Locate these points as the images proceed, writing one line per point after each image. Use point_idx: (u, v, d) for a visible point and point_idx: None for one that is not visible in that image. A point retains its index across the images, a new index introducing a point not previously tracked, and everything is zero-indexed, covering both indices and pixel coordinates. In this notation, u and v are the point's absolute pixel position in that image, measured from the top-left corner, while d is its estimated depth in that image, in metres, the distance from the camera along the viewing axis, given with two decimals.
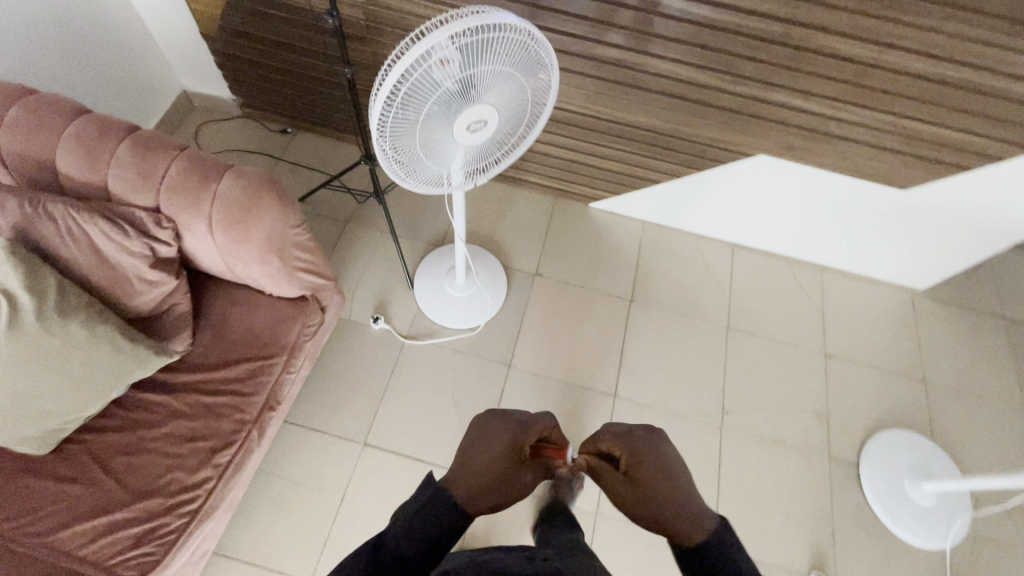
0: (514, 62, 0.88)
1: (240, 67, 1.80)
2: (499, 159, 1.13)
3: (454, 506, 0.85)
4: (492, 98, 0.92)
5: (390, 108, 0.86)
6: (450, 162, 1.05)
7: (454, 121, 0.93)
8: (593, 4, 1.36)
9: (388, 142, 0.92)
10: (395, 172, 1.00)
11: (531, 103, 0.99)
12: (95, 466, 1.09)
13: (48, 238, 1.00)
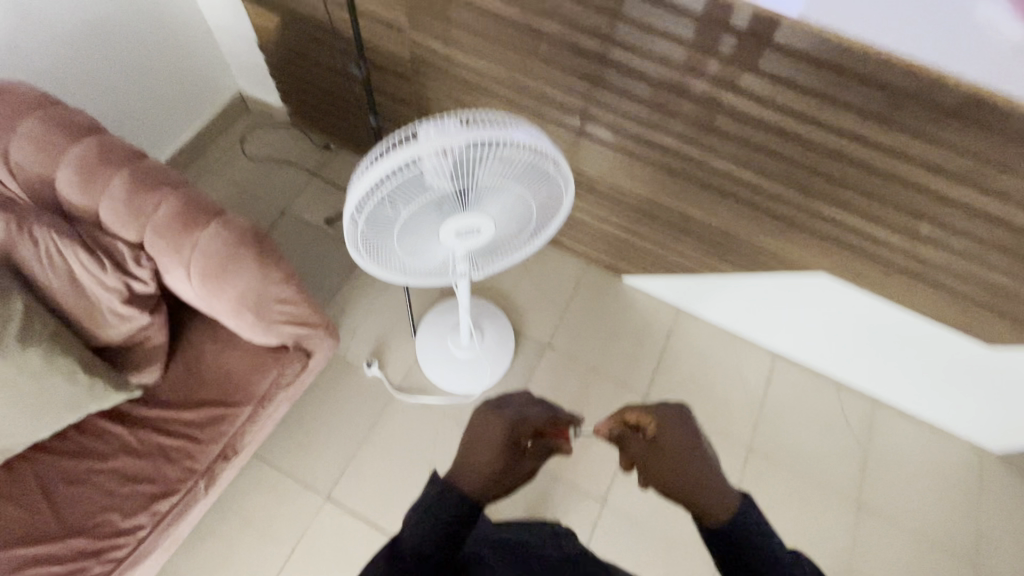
0: (523, 175, 0.77)
1: (292, 82, 1.78)
2: (498, 256, 1.00)
3: (463, 502, 0.73)
4: (492, 206, 0.81)
5: (369, 202, 0.74)
6: (439, 257, 0.94)
7: (445, 223, 0.82)
8: (652, 89, 1.19)
9: (366, 234, 0.81)
10: (373, 262, 0.89)
11: (538, 209, 0.86)
12: (36, 491, 1.06)
13: (27, 260, 0.98)
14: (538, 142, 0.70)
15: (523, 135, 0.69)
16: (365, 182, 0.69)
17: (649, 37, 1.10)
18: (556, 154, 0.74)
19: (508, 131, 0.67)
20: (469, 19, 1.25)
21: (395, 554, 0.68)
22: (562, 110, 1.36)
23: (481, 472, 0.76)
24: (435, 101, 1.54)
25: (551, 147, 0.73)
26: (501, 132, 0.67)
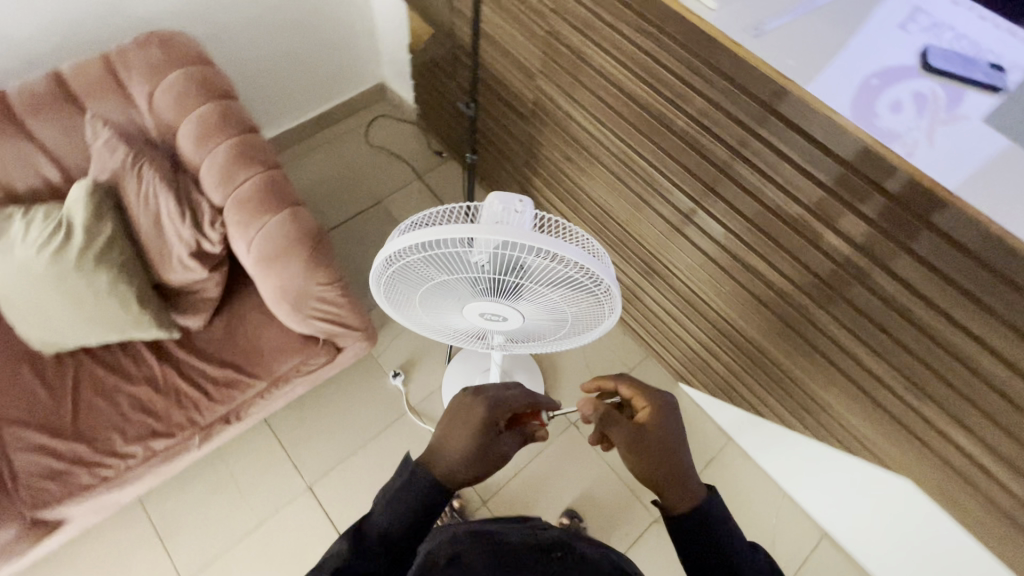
0: (570, 289, 0.73)
1: (428, 88, 1.85)
2: (524, 343, 0.94)
3: (434, 489, 0.68)
4: (527, 305, 0.77)
5: (406, 256, 0.70)
6: (458, 327, 0.89)
7: (474, 302, 0.77)
8: (766, 212, 1.07)
9: (391, 283, 0.76)
10: (389, 309, 0.84)
11: (575, 318, 0.80)
12: (69, 389, 1.16)
13: (128, 193, 1.08)
14: (597, 267, 0.67)
15: (586, 257, 0.65)
16: (406, 239, 0.65)
17: (778, 160, 0.98)
18: (612, 286, 0.70)
19: (572, 248, 0.64)
20: (599, 84, 1.22)
21: (361, 537, 0.66)
22: (665, 199, 1.27)
23: (453, 453, 0.70)
24: (544, 147, 1.52)
25: (609, 277, 0.69)
26: (565, 246, 0.63)
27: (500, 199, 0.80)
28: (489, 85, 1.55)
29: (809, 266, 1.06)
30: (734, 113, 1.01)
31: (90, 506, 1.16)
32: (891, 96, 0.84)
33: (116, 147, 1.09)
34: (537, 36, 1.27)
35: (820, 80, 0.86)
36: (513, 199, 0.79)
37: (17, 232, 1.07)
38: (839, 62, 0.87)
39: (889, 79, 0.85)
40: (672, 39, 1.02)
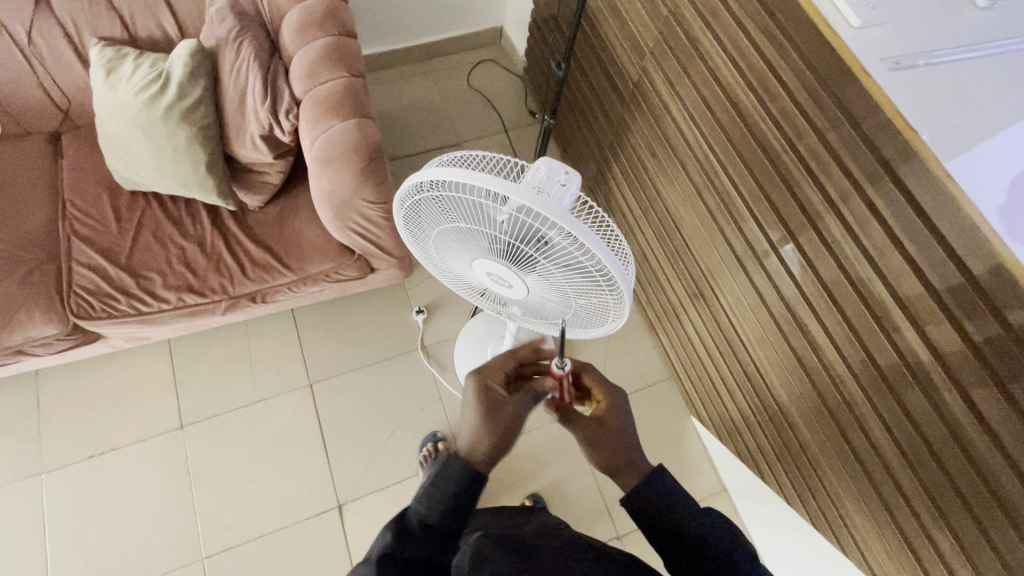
0: (584, 280, 0.69)
1: (540, 43, 1.79)
2: (533, 320, 0.92)
3: (469, 479, 0.68)
4: (537, 281, 0.74)
5: (428, 194, 0.68)
6: (467, 279, 0.87)
7: (486, 259, 0.74)
8: (835, 268, 0.96)
9: (414, 211, 0.74)
10: (407, 235, 0.83)
11: (583, 310, 0.77)
12: (133, 225, 1.28)
13: (224, 64, 1.14)
14: (616, 268, 0.62)
15: (606, 253, 0.61)
16: (426, 177, 0.64)
17: (868, 217, 0.88)
18: (626, 289, 0.66)
19: (595, 239, 0.60)
20: (706, 82, 1.12)
21: (405, 530, 0.66)
22: (735, 225, 1.18)
23: (470, 434, 0.71)
24: (632, 134, 1.44)
25: (625, 281, 0.65)
26: (588, 234, 0.59)
27: (547, 166, 0.77)
28: (599, 55, 1.48)
29: (864, 340, 0.96)
30: (837, 152, 0.90)
31: (122, 332, 1.28)
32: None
33: (225, 18, 1.15)
34: (659, 15, 1.19)
35: (967, 162, 0.76)
36: (560, 171, 0.76)
37: (126, 72, 1.16)
38: (990, 148, 0.76)
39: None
40: (797, 53, 0.92)
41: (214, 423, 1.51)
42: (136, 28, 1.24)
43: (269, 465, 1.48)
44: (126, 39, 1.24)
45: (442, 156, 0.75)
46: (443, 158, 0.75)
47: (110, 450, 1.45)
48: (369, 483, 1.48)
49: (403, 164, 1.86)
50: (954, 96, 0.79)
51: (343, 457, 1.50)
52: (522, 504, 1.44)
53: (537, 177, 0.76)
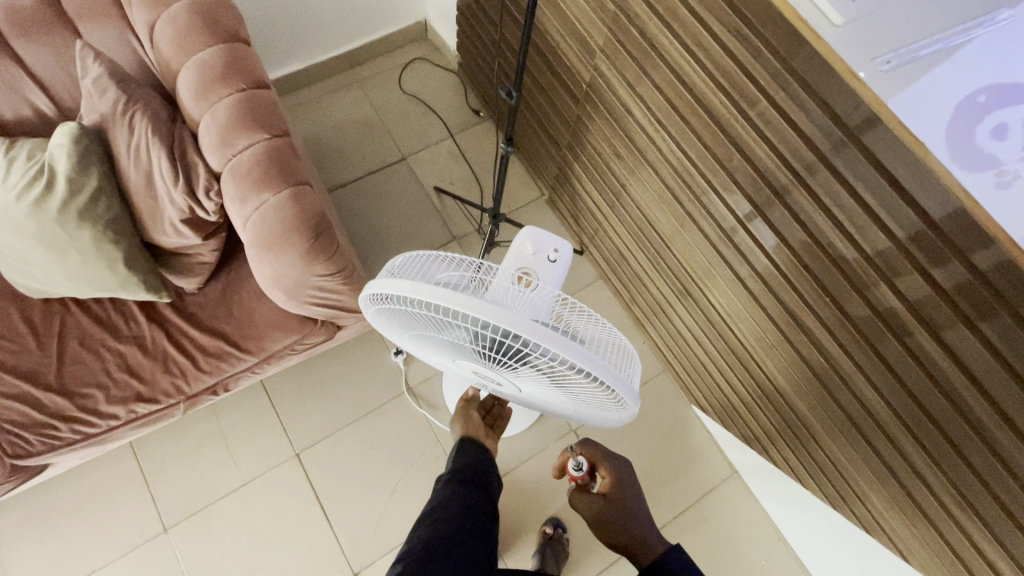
0: (573, 382, 0.66)
1: (472, 37, 1.63)
2: (521, 396, 0.89)
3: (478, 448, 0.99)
4: (529, 380, 0.72)
5: (401, 305, 0.65)
6: (458, 370, 0.84)
7: (472, 360, 0.73)
8: (833, 270, 0.90)
9: (386, 314, 0.72)
10: (385, 330, 0.80)
11: (573, 396, 0.73)
12: (55, 338, 1.11)
13: (118, 144, 0.98)
14: (607, 375, 0.60)
15: (594, 362, 0.59)
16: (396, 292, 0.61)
17: (866, 220, 0.81)
18: (626, 394, 0.63)
19: (581, 352, 0.58)
20: (668, 82, 1.02)
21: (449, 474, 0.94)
22: (706, 211, 1.11)
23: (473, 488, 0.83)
24: (591, 135, 1.34)
25: (622, 386, 0.62)
26: (571, 348, 0.57)
27: (532, 239, 0.87)
28: (541, 51, 1.35)
29: (838, 300, 0.93)
30: (828, 156, 0.82)
31: (72, 457, 1.14)
32: (997, 118, 0.67)
33: (106, 89, 0.97)
34: (606, 10, 1.07)
35: (911, 94, 0.68)
36: (548, 245, 0.86)
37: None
38: (930, 80, 0.68)
39: (1001, 97, 0.68)
40: (771, 51, 0.82)
41: (199, 519, 1.39)
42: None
43: (269, 551, 1.38)
44: None
45: (408, 255, 0.71)
46: (409, 256, 0.70)
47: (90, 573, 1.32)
48: (380, 546, 1.40)
49: (348, 193, 1.70)
50: (949, 64, 0.69)
51: (348, 524, 1.41)
52: (543, 535, 1.40)
53: (524, 253, 0.87)
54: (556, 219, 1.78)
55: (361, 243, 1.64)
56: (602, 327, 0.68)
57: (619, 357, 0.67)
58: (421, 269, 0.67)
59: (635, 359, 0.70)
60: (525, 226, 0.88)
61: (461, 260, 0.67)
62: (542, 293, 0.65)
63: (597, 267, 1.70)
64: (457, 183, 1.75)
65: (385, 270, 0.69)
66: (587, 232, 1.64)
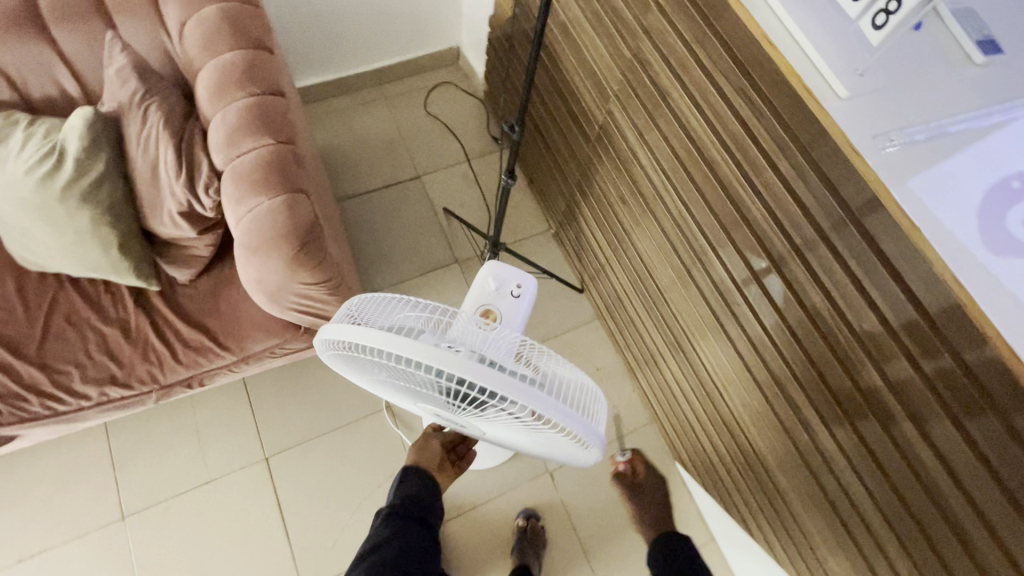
0: (536, 426, 0.64)
1: (499, 69, 1.66)
2: (490, 438, 0.86)
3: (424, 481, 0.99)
4: (494, 424, 0.70)
5: (358, 350, 0.63)
6: (422, 412, 0.82)
7: (434, 405, 0.70)
8: (823, 346, 0.86)
9: (347, 359, 0.69)
10: (347, 372, 0.77)
11: (539, 440, 0.71)
12: (43, 311, 1.12)
13: (129, 133, 1.02)
14: (568, 420, 0.58)
15: (557, 408, 0.57)
16: (350, 337, 0.59)
17: (859, 300, 0.78)
18: (593, 439, 0.62)
19: (542, 399, 0.56)
20: (675, 134, 1.02)
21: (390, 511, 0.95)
22: (703, 267, 1.08)
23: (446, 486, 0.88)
24: (599, 177, 1.34)
25: (587, 432, 0.60)
26: (534, 396, 0.56)
27: (495, 274, 0.85)
28: (561, 90, 1.36)
29: (826, 378, 0.89)
30: (824, 228, 0.80)
31: (43, 431, 1.14)
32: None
33: (127, 79, 1.02)
34: (623, 57, 1.07)
35: (928, 177, 0.68)
36: (511, 281, 0.85)
37: (15, 145, 1.01)
38: (952, 166, 0.69)
39: None
40: (776, 117, 0.81)
41: (159, 510, 1.37)
42: (27, 88, 1.08)
43: (222, 553, 1.35)
44: (16, 100, 1.09)
45: (367, 296, 0.69)
46: (368, 298, 0.69)
47: (41, 552, 1.31)
48: (336, 565, 1.36)
49: (358, 204, 1.72)
50: (971, 153, 0.70)
51: (306, 537, 1.38)
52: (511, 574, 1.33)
53: (487, 289, 0.85)
54: (559, 254, 1.77)
55: (363, 254, 1.65)
56: (568, 369, 0.66)
57: (585, 399, 0.66)
58: (382, 311, 0.66)
59: (601, 399, 0.69)
60: (488, 260, 0.87)
61: (424, 304, 0.66)
62: (502, 335, 0.64)
63: (595, 308, 1.68)
64: (466, 206, 1.76)
65: (345, 312, 0.67)
66: (588, 271, 1.62)
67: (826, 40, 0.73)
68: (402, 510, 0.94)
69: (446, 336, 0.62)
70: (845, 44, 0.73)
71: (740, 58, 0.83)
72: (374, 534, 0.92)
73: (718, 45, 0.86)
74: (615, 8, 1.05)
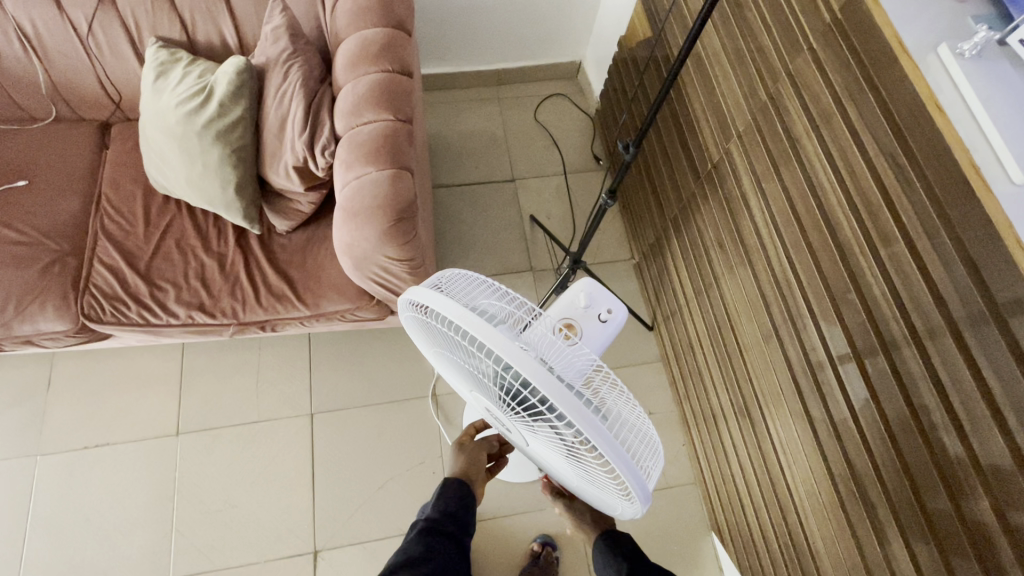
0: (583, 454, 0.60)
1: (617, 90, 1.65)
2: (530, 452, 0.84)
3: (462, 497, 0.97)
4: (540, 439, 0.67)
5: (434, 318, 0.63)
6: (472, 401, 0.81)
7: (487, 398, 0.69)
8: (926, 453, 0.76)
9: (420, 325, 0.70)
10: (415, 338, 0.78)
11: (581, 471, 0.67)
12: (159, 231, 1.23)
13: (269, 87, 1.10)
14: (617, 459, 0.54)
15: (612, 446, 0.53)
16: (431, 303, 0.59)
17: (984, 411, 0.68)
18: (638, 493, 0.57)
19: (599, 429, 0.52)
20: (798, 187, 0.95)
21: (427, 527, 0.93)
22: (796, 333, 1.00)
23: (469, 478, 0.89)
24: (700, 217, 1.28)
25: (636, 483, 0.55)
26: (591, 422, 0.52)
27: (588, 293, 0.88)
28: (679, 120, 1.32)
29: (920, 490, 0.79)
30: (956, 322, 0.71)
31: (132, 336, 1.23)
32: None
33: (279, 38, 1.10)
34: (757, 98, 1.02)
35: None
36: (602, 304, 0.88)
37: (174, 80, 1.15)
38: None
39: None
40: (925, 188, 0.73)
41: (209, 435, 1.46)
42: (195, 31, 1.24)
43: (253, 491, 1.41)
44: (183, 40, 1.24)
45: (461, 272, 0.70)
46: (462, 275, 0.70)
47: (104, 445, 1.43)
48: (351, 534, 1.38)
49: (450, 194, 1.76)
50: None
51: (330, 499, 1.41)
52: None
53: (576, 304, 0.88)
54: (636, 286, 1.71)
55: (445, 243, 1.69)
56: (632, 410, 0.62)
57: (641, 446, 0.61)
58: (469, 293, 0.66)
59: (658, 452, 0.64)
60: (584, 278, 0.90)
61: (516, 299, 0.67)
62: (579, 354, 0.61)
63: (662, 349, 1.61)
64: (553, 218, 1.75)
65: (436, 279, 0.68)
66: (664, 310, 1.56)
67: (1008, 114, 0.64)
68: (439, 526, 0.93)
69: (523, 335, 0.60)
70: None
71: (896, 118, 0.76)
72: (411, 547, 0.89)
73: (872, 100, 0.79)
74: (759, 47, 1.01)
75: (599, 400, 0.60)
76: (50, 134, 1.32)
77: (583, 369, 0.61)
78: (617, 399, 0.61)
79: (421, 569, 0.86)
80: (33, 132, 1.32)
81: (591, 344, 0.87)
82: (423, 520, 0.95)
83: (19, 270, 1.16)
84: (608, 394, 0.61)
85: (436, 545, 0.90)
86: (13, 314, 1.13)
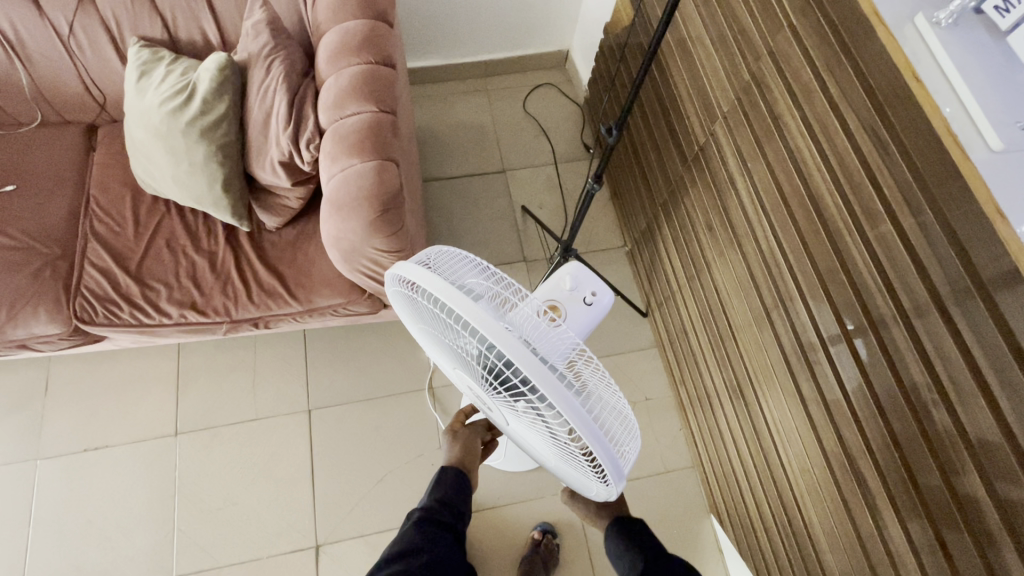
0: (561, 434, 0.60)
1: (603, 78, 1.65)
2: (516, 435, 0.84)
3: (459, 486, 0.97)
4: (521, 419, 0.67)
5: (419, 293, 0.63)
6: (460, 382, 0.81)
7: (471, 378, 0.69)
8: (916, 429, 0.76)
9: (406, 301, 0.70)
10: (402, 316, 0.79)
11: (561, 453, 0.67)
12: (148, 231, 1.23)
13: (252, 82, 1.10)
14: (591, 439, 0.54)
15: (588, 426, 0.53)
16: (416, 276, 0.59)
17: (971, 383, 0.68)
18: (612, 473, 0.57)
19: (575, 408, 0.52)
20: (783, 166, 0.95)
21: (424, 516, 0.93)
22: (785, 312, 1.00)
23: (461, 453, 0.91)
24: (688, 200, 1.28)
25: (610, 463, 0.56)
26: (567, 401, 0.52)
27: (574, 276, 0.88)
28: (665, 104, 1.32)
29: (911, 465, 0.79)
30: (941, 296, 0.71)
31: (125, 337, 1.23)
32: None
33: (260, 33, 1.10)
34: (740, 78, 1.02)
35: None
36: (587, 287, 0.88)
37: (157, 78, 1.15)
38: None
39: None
40: (907, 162, 0.73)
41: (207, 434, 1.46)
42: (177, 30, 1.24)
43: (253, 489, 1.41)
44: (166, 40, 1.24)
45: (448, 250, 0.71)
46: (449, 252, 0.70)
47: (103, 447, 1.44)
48: (352, 528, 1.38)
49: (440, 186, 1.76)
50: None
51: (329, 494, 1.41)
52: None
53: (561, 287, 0.88)
54: (630, 273, 1.72)
55: (436, 236, 1.69)
56: (612, 391, 0.63)
57: (618, 428, 0.61)
58: (454, 271, 0.67)
59: (636, 434, 0.65)
60: (570, 261, 0.90)
61: (502, 279, 0.67)
62: (561, 335, 0.61)
63: (656, 335, 1.61)
64: (545, 208, 1.75)
65: (423, 256, 0.69)
66: (657, 295, 1.56)
67: (985, 81, 0.64)
68: (436, 516, 0.94)
69: (506, 314, 0.60)
70: (1011, 92, 0.64)
71: (877, 91, 0.76)
72: (409, 535, 0.90)
73: (853, 76, 0.79)
74: (741, 27, 1.00)
75: (577, 379, 0.61)
76: (36, 138, 1.32)
77: (564, 350, 0.61)
78: (597, 380, 0.62)
79: (417, 557, 0.86)
80: (18, 137, 1.32)
81: (576, 327, 0.87)
82: (418, 510, 0.95)
83: (10, 275, 1.16)
84: (589, 375, 0.61)
85: (434, 536, 0.91)
86: (7, 318, 1.14)
